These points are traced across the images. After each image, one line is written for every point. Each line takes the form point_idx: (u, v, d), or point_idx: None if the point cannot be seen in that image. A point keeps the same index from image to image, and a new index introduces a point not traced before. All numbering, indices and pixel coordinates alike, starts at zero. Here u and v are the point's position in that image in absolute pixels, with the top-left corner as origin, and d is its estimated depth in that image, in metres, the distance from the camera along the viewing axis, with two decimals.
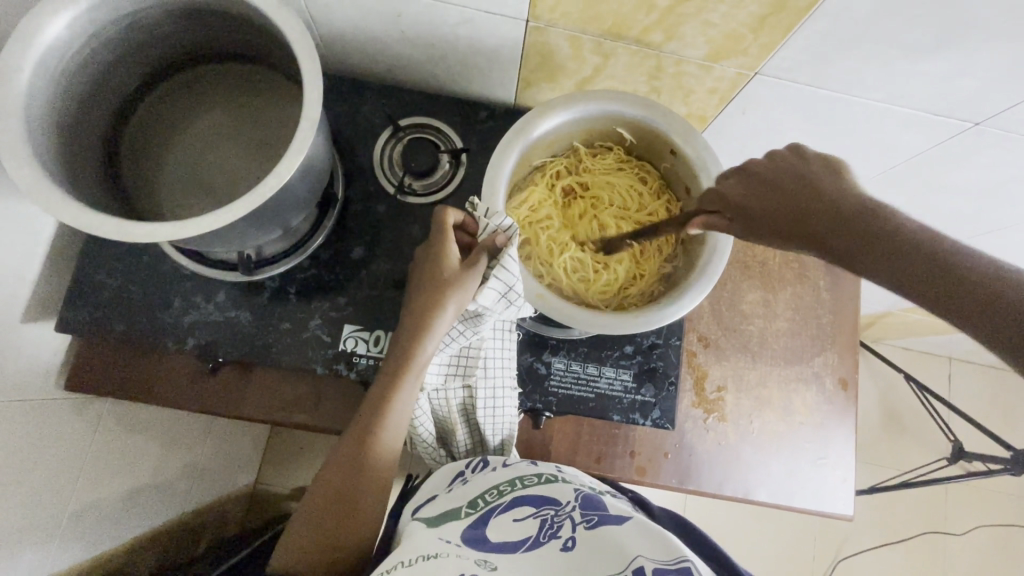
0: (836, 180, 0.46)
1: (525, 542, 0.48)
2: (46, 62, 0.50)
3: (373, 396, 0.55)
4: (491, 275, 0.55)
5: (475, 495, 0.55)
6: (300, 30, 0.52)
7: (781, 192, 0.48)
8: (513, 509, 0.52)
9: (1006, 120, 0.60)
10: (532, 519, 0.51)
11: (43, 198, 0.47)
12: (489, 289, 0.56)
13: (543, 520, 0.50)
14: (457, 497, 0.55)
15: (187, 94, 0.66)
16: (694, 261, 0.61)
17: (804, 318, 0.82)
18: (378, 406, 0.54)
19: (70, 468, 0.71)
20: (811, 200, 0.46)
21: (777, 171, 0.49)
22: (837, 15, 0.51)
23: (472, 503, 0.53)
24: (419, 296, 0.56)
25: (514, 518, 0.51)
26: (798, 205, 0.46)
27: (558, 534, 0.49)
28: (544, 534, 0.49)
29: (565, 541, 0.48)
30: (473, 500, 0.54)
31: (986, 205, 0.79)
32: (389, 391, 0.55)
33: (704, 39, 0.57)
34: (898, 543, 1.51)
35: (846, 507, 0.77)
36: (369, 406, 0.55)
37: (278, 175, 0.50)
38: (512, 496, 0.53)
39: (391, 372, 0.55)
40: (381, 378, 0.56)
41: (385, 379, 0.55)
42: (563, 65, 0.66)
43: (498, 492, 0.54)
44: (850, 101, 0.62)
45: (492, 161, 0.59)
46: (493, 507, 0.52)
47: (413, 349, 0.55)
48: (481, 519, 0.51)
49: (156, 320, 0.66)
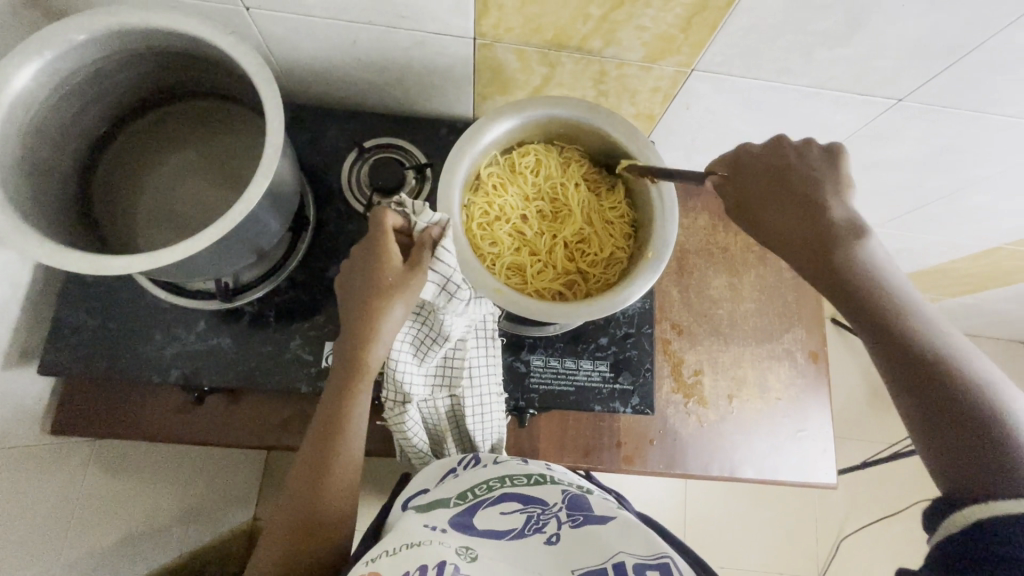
0: (825, 180, 0.53)
1: (511, 533, 0.51)
2: (13, 111, 0.52)
3: (332, 394, 0.57)
4: (430, 269, 0.59)
5: (465, 488, 0.58)
6: (259, 64, 0.55)
7: (764, 181, 0.56)
8: (499, 504, 0.55)
9: (926, 94, 0.65)
10: (519, 514, 0.53)
11: (18, 241, 0.48)
12: (429, 282, 0.60)
13: (529, 516, 0.53)
14: (447, 489, 0.59)
15: (155, 132, 0.69)
16: (643, 252, 0.64)
17: (770, 298, 0.85)
18: (337, 408, 0.56)
19: (60, 516, 0.71)
20: (792, 179, 0.54)
21: (772, 166, 0.56)
22: (754, 12, 0.55)
23: (461, 496, 0.57)
24: (359, 300, 0.57)
25: (500, 512, 0.54)
26: (767, 171, 0.56)
27: (543, 529, 0.51)
28: (529, 528, 0.52)
29: (549, 537, 0.50)
30: (463, 493, 0.58)
31: (925, 177, 0.84)
32: (346, 394, 0.56)
33: (640, 42, 0.61)
34: (895, 516, 1.54)
35: (830, 477, 0.80)
36: (330, 406, 0.57)
37: (246, 201, 0.52)
38: (499, 492, 0.56)
39: (347, 369, 0.57)
40: (334, 381, 0.57)
41: (343, 376, 0.57)
42: (513, 77, 0.70)
43: (488, 487, 0.57)
44: (784, 88, 0.66)
45: (447, 168, 0.61)
46: (480, 501, 0.56)
47: (364, 351, 0.57)
48: (468, 509, 0.55)
49: (139, 354, 0.67)
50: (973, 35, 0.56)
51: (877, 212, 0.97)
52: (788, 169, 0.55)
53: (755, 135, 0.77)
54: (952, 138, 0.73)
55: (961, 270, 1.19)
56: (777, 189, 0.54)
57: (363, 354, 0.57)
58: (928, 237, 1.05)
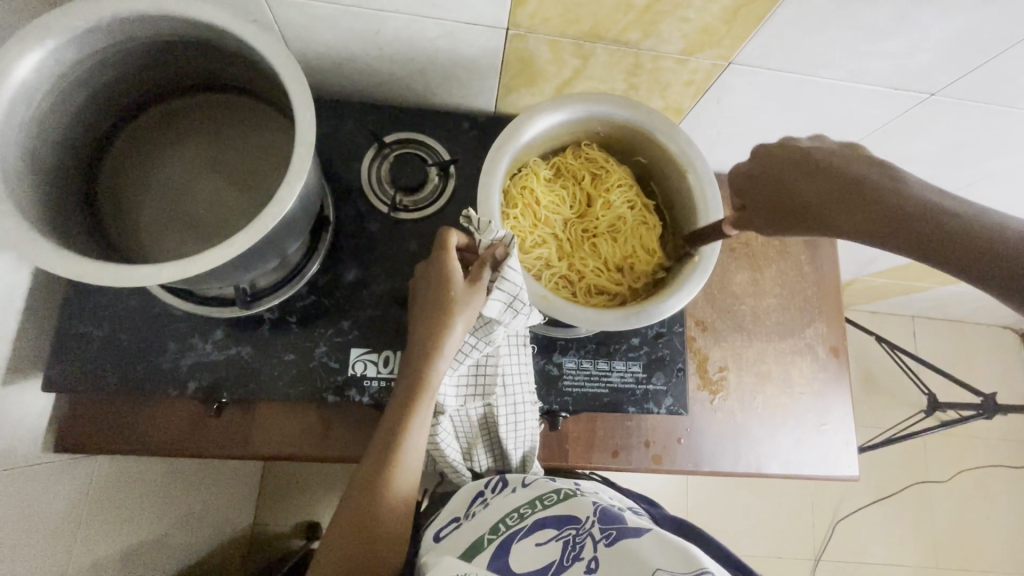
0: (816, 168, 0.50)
1: (551, 567, 0.50)
2: (15, 107, 0.47)
3: (390, 415, 0.54)
4: (494, 287, 0.56)
5: (496, 520, 0.57)
6: (285, 56, 0.51)
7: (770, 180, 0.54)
8: (534, 533, 0.54)
9: (959, 89, 0.65)
10: (555, 541, 0.52)
11: (30, 250, 0.44)
12: (493, 300, 0.56)
13: (565, 541, 0.52)
14: (479, 525, 0.57)
15: (162, 128, 0.64)
16: (686, 254, 0.63)
17: (791, 292, 0.85)
18: (395, 431, 0.53)
19: (66, 535, 0.67)
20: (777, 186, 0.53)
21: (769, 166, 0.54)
22: (802, 4, 0.54)
23: (493, 529, 0.55)
24: (424, 317, 0.55)
25: (536, 542, 0.53)
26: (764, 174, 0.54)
27: (581, 555, 0.50)
28: (567, 556, 0.50)
29: (588, 563, 0.49)
30: (495, 525, 0.56)
31: (940, 170, 0.84)
32: (404, 417, 0.53)
33: (681, 34, 0.59)
34: (888, 497, 1.58)
35: (851, 468, 0.81)
36: (388, 426, 0.54)
37: (279, 204, 0.49)
38: (532, 520, 0.55)
39: (407, 387, 0.54)
40: (395, 400, 0.55)
41: (402, 395, 0.54)
42: (543, 70, 0.67)
43: (519, 516, 0.56)
44: (820, 82, 0.65)
45: (485, 168, 0.59)
46: (514, 533, 0.54)
47: (425, 369, 0.54)
48: (502, 546, 0.53)
49: (153, 366, 0.63)
50: (1013, 30, 0.56)
51: None
52: (784, 163, 0.53)
53: (782, 128, 0.76)
54: (975, 132, 0.73)
55: None
56: (777, 188, 0.53)
57: (424, 372, 0.54)
58: None
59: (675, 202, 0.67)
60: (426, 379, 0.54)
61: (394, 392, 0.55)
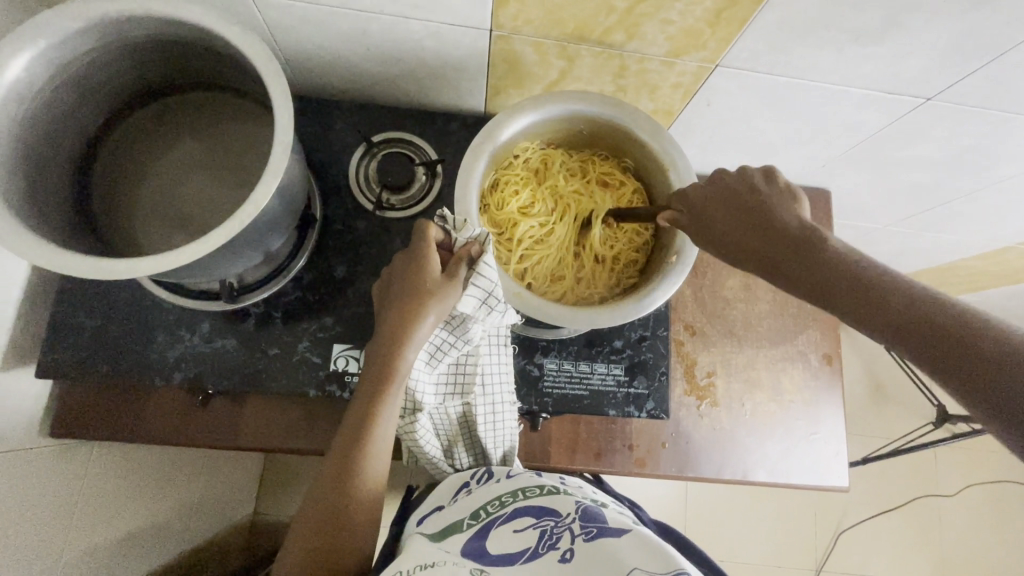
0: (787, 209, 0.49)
1: (524, 553, 0.49)
2: (5, 104, 0.49)
3: (359, 405, 0.55)
4: (469, 283, 0.56)
5: (478, 507, 0.58)
6: (266, 56, 0.52)
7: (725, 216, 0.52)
8: (513, 520, 0.53)
9: (956, 94, 0.63)
10: (532, 530, 0.52)
11: (15, 243, 0.46)
12: (468, 296, 0.56)
13: (542, 531, 0.51)
14: (461, 510, 0.58)
15: (154, 125, 0.66)
16: (665, 254, 0.63)
17: (784, 298, 0.84)
18: (364, 420, 0.54)
19: (62, 516, 0.70)
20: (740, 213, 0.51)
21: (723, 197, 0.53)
22: (786, 6, 0.53)
23: (474, 515, 0.56)
24: (393, 308, 0.55)
25: (514, 530, 0.52)
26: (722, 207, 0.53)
27: (557, 545, 0.48)
28: (543, 545, 0.49)
29: (564, 553, 0.47)
30: (476, 512, 0.57)
31: (943, 176, 0.82)
32: (373, 407, 0.54)
33: (664, 36, 0.59)
34: (895, 510, 1.55)
35: (842, 480, 0.79)
36: (357, 415, 0.54)
37: (255, 202, 0.50)
38: (512, 508, 0.55)
39: (376, 377, 0.54)
40: (363, 390, 0.55)
41: (371, 384, 0.55)
42: (529, 71, 0.67)
43: (501, 503, 0.57)
44: (811, 85, 0.64)
45: (463, 166, 0.59)
46: (494, 519, 0.55)
47: (394, 359, 0.54)
48: (481, 531, 0.53)
49: (142, 357, 0.65)
50: (1009, 33, 0.54)
51: (891, 210, 0.96)
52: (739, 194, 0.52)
53: (775, 132, 0.74)
54: (977, 138, 0.71)
55: (971, 268, 1.18)
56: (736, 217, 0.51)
57: (393, 364, 0.54)
58: (938, 235, 1.04)
59: (657, 205, 0.67)
60: (396, 369, 0.54)
61: (360, 382, 0.56)
